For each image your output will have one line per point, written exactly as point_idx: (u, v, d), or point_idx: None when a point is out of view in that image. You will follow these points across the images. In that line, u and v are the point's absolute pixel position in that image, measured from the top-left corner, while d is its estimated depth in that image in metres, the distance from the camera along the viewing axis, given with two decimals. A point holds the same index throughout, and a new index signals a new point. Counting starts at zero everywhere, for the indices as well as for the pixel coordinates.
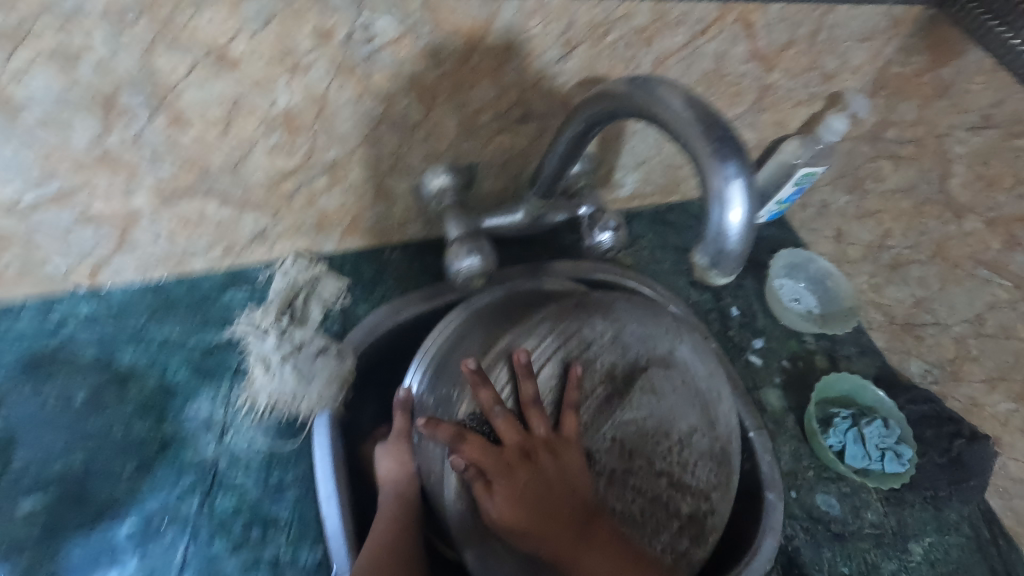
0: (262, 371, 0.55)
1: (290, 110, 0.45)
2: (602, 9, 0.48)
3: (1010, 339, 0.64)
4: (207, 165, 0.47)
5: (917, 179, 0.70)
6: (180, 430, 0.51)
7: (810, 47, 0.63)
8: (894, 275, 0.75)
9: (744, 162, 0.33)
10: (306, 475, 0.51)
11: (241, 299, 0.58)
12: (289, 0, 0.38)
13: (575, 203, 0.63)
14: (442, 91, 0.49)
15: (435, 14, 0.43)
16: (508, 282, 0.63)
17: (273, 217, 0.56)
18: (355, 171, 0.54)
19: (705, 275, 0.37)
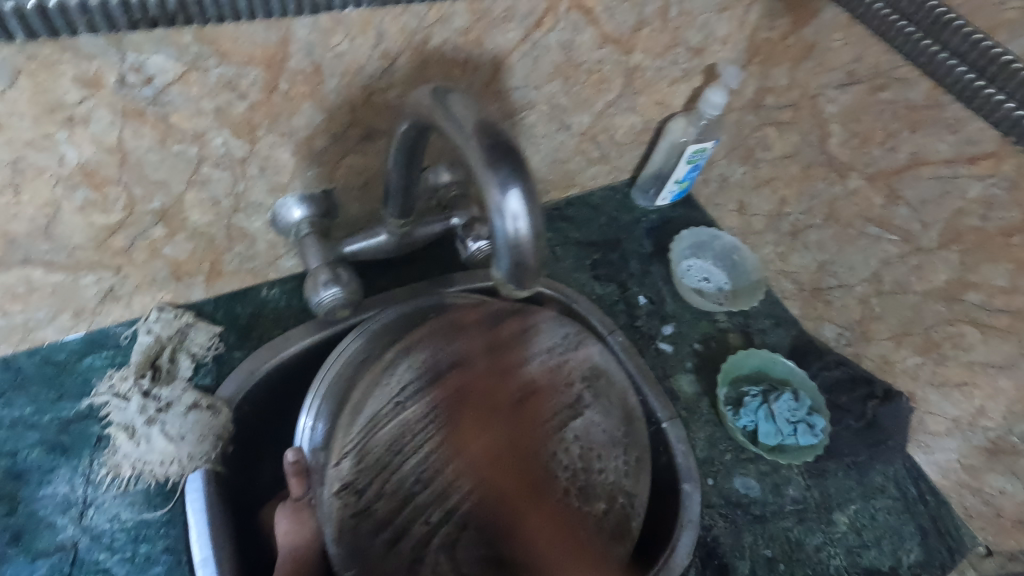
0: (125, 438, 0.51)
1: (84, 165, 0.42)
2: (411, 15, 0.45)
3: (907, 293, 0.63)
4: (12, 234, 0.44)
5: (801, 142, 0.69)
6: (35, 515, 0.48)
7: (663, 25, 0.62)
8: (796, 241, 0.74)
9: (517, 171, 0.32)
10: (176, 542, 0.49)
11: (101, 363, 0.55)
12: (33, 53, 0.35)
13: (447, 214, 0.60)
14: (259, 122, 0.46)
15: (217, 46, 0.40)
16: (400, 300, 0.61)
17: (117, 275, 0.52)
18: (193, 217, 0.51)
19: (511, 288, 0.36)
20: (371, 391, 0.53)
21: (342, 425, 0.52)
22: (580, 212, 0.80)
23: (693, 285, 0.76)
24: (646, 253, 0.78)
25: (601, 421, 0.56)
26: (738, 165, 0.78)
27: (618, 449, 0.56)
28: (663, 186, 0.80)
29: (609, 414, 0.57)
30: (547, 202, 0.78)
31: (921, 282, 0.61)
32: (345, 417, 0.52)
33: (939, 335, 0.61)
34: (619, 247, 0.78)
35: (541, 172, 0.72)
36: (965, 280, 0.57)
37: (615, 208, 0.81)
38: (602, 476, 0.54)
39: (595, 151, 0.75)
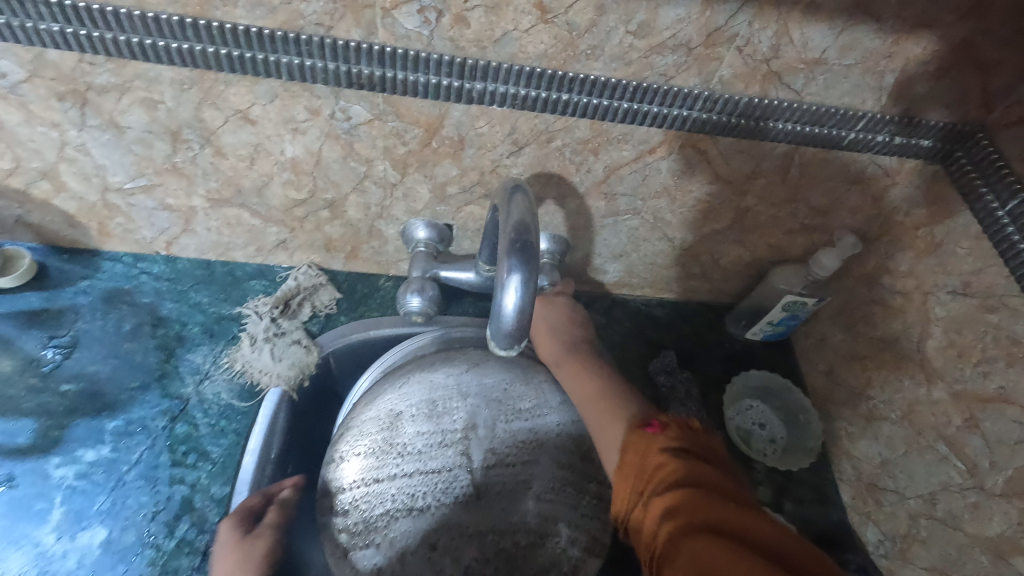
0: (248, 344, 0.70)
1: (295, 157, 0.61)
2: (541, 121, 0.57)
3: (958, 530, 0.57)
4: (241, 186, 0.65)
5: (901, 333, 0.66)
6: (176, 369, 0.68)
7: (782, 181, 0.66)
8: (868, 428, 0.70)
9: (525, 262, 0.41)
10: (245, 429, 0.65)
11: (258, 288, 0.76)
12: (287, 87, 0.54)
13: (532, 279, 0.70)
14: (412, 163, 0.62)
15: (396, 108, 0.56)
16: (464, 328, 0.74)
17: (290, 233, 0.72)
18: (351, 211, 0.69)
19: (491, 343, 0.44)
20: (385, 393, 0.64)
21: (363, 412, 0.64)
22: (666, 315, 0.85)
23: (745, 424, 0.76)
24: (713, 376, 0.80)
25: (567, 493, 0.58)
26: (839, 331, 0.76)
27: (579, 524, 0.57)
28: (756, 323, 0.82)
29: (584, 501, 0.58)
30: (640, 295, 0.85)
31: (974, 524, 0.56)
32: (366, 404, 0.64)
33: None
34: (687, 361, 0.81)
35: (637, 269, 0.80)
36: (1017, 541, 0.52)
37: (703, 325, 0.84)
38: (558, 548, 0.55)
39: (695, 268, 0.80)
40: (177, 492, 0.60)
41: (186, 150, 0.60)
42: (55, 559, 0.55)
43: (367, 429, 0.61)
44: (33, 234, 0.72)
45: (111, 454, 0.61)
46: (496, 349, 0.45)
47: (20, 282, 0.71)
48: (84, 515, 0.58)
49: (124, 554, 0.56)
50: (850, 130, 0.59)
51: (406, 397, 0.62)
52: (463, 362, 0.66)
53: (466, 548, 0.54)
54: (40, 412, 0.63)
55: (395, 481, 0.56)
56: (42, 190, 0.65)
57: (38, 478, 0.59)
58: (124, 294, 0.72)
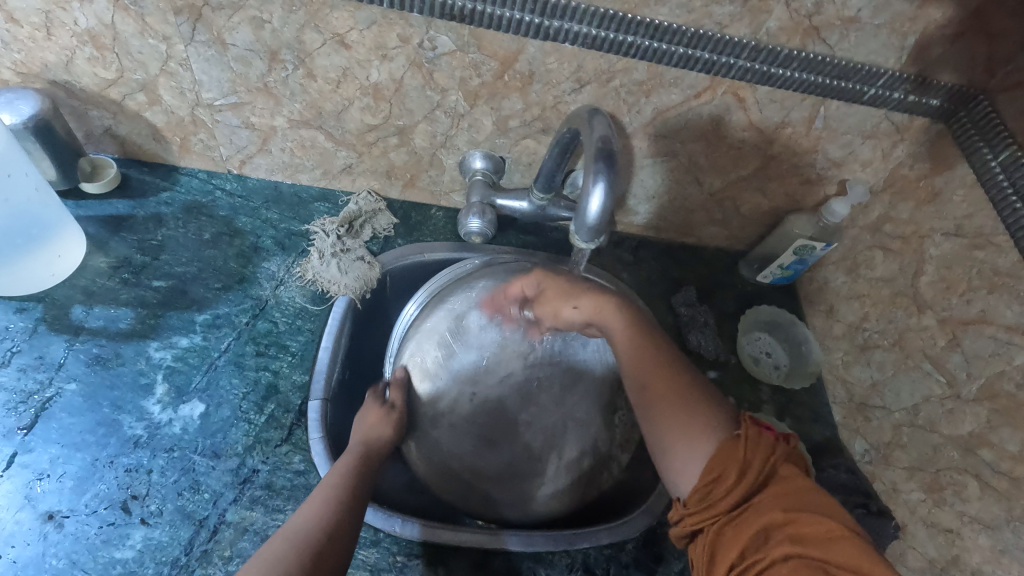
0: (316, 257, 0.77)
1: (378, 83, 0.68)
2: (605, 61, 0.64)
3: (934, 433, 0.68)
4: (322, 109, 0.71)
5: (898, 271, 0.76)
6: (254, 274, 0.75)
7: (806, 131, 0.74)
8: (861, 356, 0.80)
9: (610, 171, 0.48)
10: (317, 330, 0.73)
11: (323, 210, 0.83)
12: (386, 15, 0.60)
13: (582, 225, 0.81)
14: (482, 95, 0.69)
15: (480, 41, 0.63)
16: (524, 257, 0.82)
17: (358, 158, 0.79)
18: (417, 139, 0.76)
19: (573, 239, 0.52)
20: (451, 294, 0.76)
21: (432, 311, 0.75)
22: (686, 256, 0.93)
23: (753, 353, 0.86)
24: (726, 311, 0.89)
25: (582, 403, 0.72)
26: (841, 274, 0.85)
27: (584, 430, 0.71)
28: (767, 266, 0.91)
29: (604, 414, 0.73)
30: (664, 238, 0.94)
31: (949, 426, 0.66)
32: (435, 304, 0.76)
33: (945, 479, 0.66)
34: (705, 297, 0.90)
35: (665, 211, 0.88)
36: (984, 437, 0.62)
37: (719, 268, 0.93)
38: (559, 453, 0.70)
39: (718, 213, 0.88)
40: (263, 377, 0.68)
41: (280, 70, 0.66)
42: (162, 425, 0.63)
43: (436, 327, 0.74)
44: (117, 146, 0.77)
45: (203, 342, 0.69)
46: (574, 246, 0.53)
47: (106, 189, 0.77)
48: (184, 391, 0.65)
49: (221, 424, 0.64)
50: (872, 85, 0.67)
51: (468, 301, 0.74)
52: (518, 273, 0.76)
53: (486, 449, 0.71)
54: (138, 303, 0.69)
55: (457, 376, 0.72)
56: (137, 102, 0.71)
57: (140, 357, 0.66)
58: (201, 206, 0.79)
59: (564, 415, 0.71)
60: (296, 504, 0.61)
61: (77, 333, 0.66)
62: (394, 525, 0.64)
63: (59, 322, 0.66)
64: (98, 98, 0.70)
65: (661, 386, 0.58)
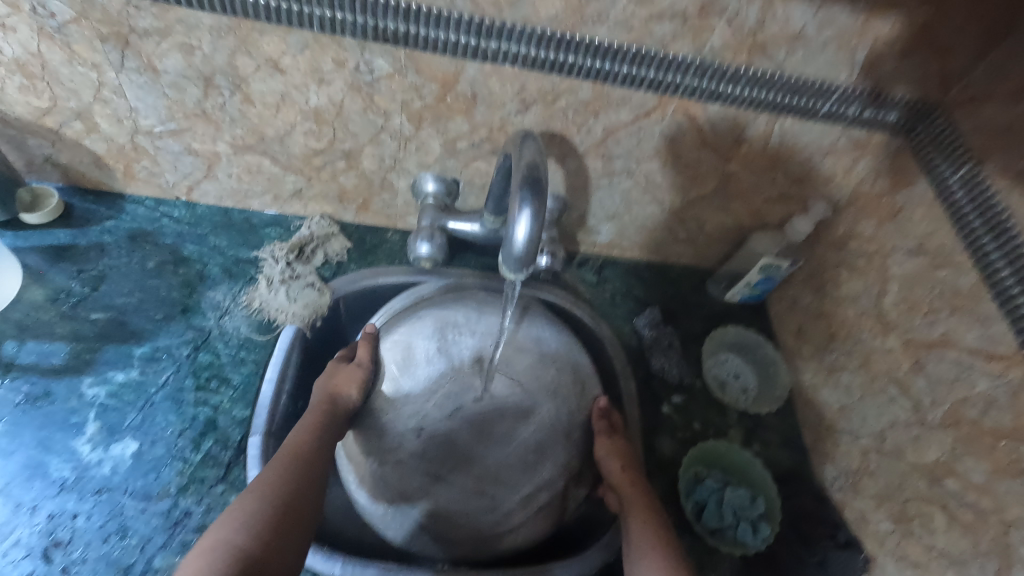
0: (264, 284, 0.75)
1: (318, 107, 0.66)
2: (548, 81, 0.63)
3: (902, 460, 0.65)
4: (264, 134, 0.70)
5: (862, 290, 0.73)
6: (198, 304, 0.73)
7: (763, 148, 0.72)
8: (830, 378, 0.77)
9: (535, 198, 0.46)
10: (261, 361, 0.70)
11: (274, 235, 0.81)
12: (318, 39, 0.59)
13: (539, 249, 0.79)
14: (426, 118, 0.67)
15: (417, 63, 0.61)
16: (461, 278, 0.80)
17: (307, 182, 0.77)
18: (365, 163, 0.74)
19: (501, 268, 0.50)
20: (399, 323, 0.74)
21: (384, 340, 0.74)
22: (652, 276, 0.91)
23: (720, 376, 0.83)
24: (693, 332, 0.87)
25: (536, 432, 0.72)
26: (809, 292, 0.83)
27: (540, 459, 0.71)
28: (734, 285, 0.88)
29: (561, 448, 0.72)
30: (629, 257, 0.91)
31: (915, 454, 0.63)
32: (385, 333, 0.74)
33: (913, 510, 0.63)
34: (671, 317, 0.87)
35: (627, 231, 0.86)
36: (950, 465, 0.59)
37: (686, 287, 0.91)
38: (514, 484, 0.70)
39: (682, 232, 0.86)
40: (201, 413, 0.66)
41: (217, 95, 0.65)
42: (90, 466, 0.60)
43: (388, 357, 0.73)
44: (60, 174, 0.76)
45: (139, 377, 0.66)
46: (503, 274, 0.51)
47: (48, 219, 0.75)
48: (117, 429, 0.63)
49: (154, 464, 0.62)
50: (826, 102, 0.65)
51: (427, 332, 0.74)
52: (466, 302, 0.77)
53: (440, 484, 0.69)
54: (73, 337, 0.67)
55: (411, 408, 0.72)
56: (74, 130, 0.69)
57: (72, 395, 0.64)
58: (147, 234, 0.77)
59: (518, 449, 0.72)
60: None
61: (7, 370, 0.64)
62: (335, 567, 0.60)
63: None
64: (33, 127, 0.68)
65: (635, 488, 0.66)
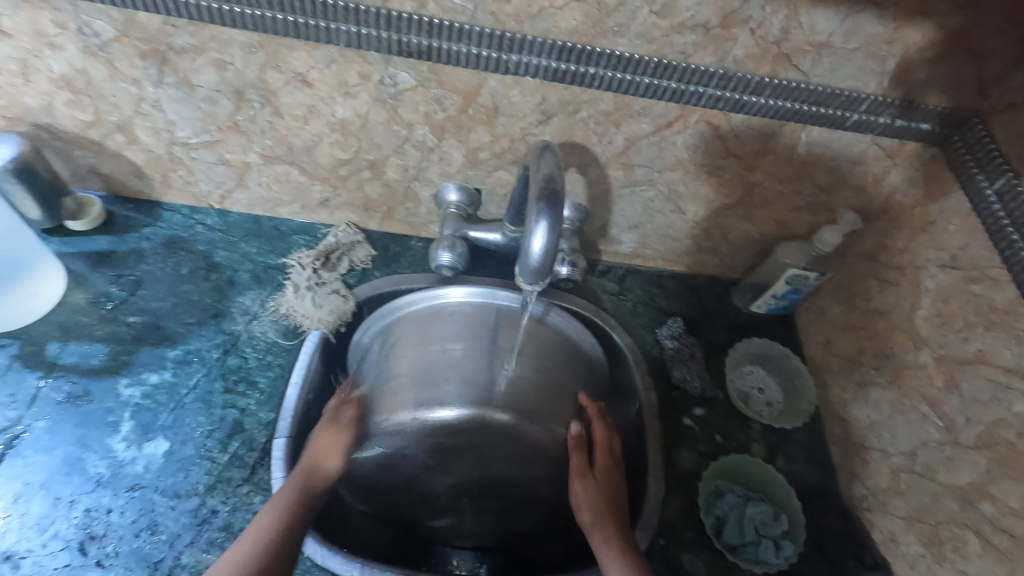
0: (291, 291, 0.77)
1: (344, 119, 0.68)
2: (569, 92, 0.63)
3: (933, 481, 0.63)
4: (293, 145, 0.72)
5: (893, 303, 0.71)
6: (228, 309, 0.75)
7: (789, 158, 0.71)
8: (859, 393, 0.75)
9: (551, 209, 0.47)
10: (287, 365, 0.72)
11: (301, 242, 0.83)
12: (344, 53, 0.60)
13: (558, 261, 0.77)
14: (448, 129, 0.68)
15: (440, 76, 0.62)
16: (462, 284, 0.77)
17: (333, 191, 0.79)
18: (390, 173, 0.75)
19: (519, 279, 0.50)
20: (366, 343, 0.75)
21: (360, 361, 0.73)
22: (676, 285, 0.90)
23: (744, 388, 0.82)
24: (716, 343, 0.85)
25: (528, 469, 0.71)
26: (837, 304, 0.81)
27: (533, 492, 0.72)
28: (760, 296, 0.87)
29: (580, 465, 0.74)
30: (652, 266, 0.91)
31: (948, 475, 0.61)
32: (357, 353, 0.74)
33: (945, 533, 0.61)
34: (694, 328, 0.86)
35: (650, 240, 0.86)
36: (984, 488, 0.57)
37: (710, 297, 0.90)
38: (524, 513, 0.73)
39: (706, 241, 0.85)
40: (229, 415, 0.68)
41: (248, 108, 0.67)
42: (125, 463, 0.63)
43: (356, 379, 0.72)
44: (102, 183, 0.79)
45: (172, 379, 0.69)
46: (521, 285, 0.51)
47: (91, 226, 0.78)
48: (150, 428, 0.65)
49: (184, 463, 0.64)
50: (853, 111, 0.63)
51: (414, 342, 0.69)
52: (426, 321, 0.71)
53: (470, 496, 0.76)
54: (111, 339, 0.70)
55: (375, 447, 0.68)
56: (116, 141, 0.72)
57: (109, 394, 0.67)
58: (181, 241, 0.80)
59: None
60: None
61: (50, 370, 0.67)
62: (353, 571, 0.60)
63: (35, 358, 0.68)
64: (79, 139, 0.72)
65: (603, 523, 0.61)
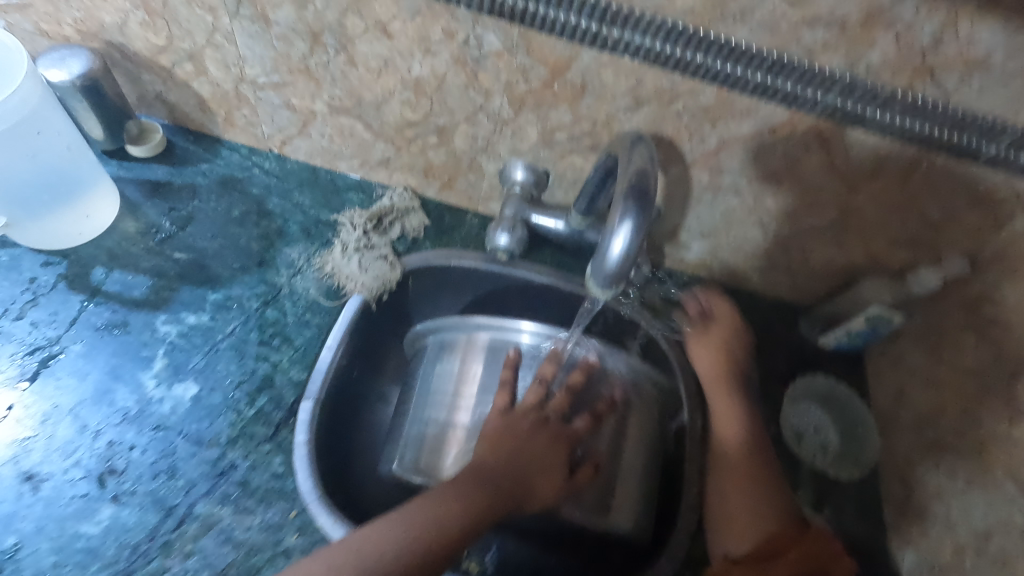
0: (339, 250, 0.75)
1: (419, 78, 0.63)
2: (668, 79, 0.57)
3: (1008, 569, 0.56)
4: (362, 98, 0.68)
5: (990, 364, 0.63)
6: (273, 259, 0.73)
7: (901, 186, 0.63)
8: (929, 455, 0.68)
9: (639, 211, 0.42)
10: (325, 326, 0.70)
11: (355, 200, 0.80)
12: (431, 6, 0.56)
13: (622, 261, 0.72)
14: (528, 103, 0.63)
15: (529, 44, 0.57)
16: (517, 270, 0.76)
17: (396, 152, 0.75)
18: (457, 141, 0.71)
19: (589, 281, 0.46)
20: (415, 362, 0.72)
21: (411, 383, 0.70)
22: (740, 303, 0.84)
23: (798, 426, 0.76)
24: (775, 373, 0.79)
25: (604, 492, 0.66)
26: (920, 353, 0.73)
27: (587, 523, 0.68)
28: (831, 329, 0.80)
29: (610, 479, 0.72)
30: (717, 279, 0.84)
31: None
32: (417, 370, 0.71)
33: None
34: (753, 352, 0.80)
35: (721, 251, 0.79)
36: None
37: (775, 322, 0.83)
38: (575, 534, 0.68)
39: (783, 262, 0.78)
40: (260, 368, 0.66)
41: (322, 53, 0.63)
42: (153, 401, 0.62)
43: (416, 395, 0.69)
44: (166, 112, 0.77)
45: (209, 322, 0.67)
46: (590, 289, 0.47)
47: (150, 153, 0.77)
48: (182, 369, 0.64)
49: (210, 411, 0.62)
50: (996, 144, 0.55)
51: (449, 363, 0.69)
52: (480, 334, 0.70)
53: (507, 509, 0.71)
54: (155, 272, 0.69)
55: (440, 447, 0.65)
56: (185, 71, 0.70)
57: (146, 328, 0.66)
58: (236, 182, 0.78)
59: None
60: (267, 508, 0.59)
61: (93, 295, 0.67)
62: None
63: (79, 282, 0.67)
64: (149, 63, 0.70)
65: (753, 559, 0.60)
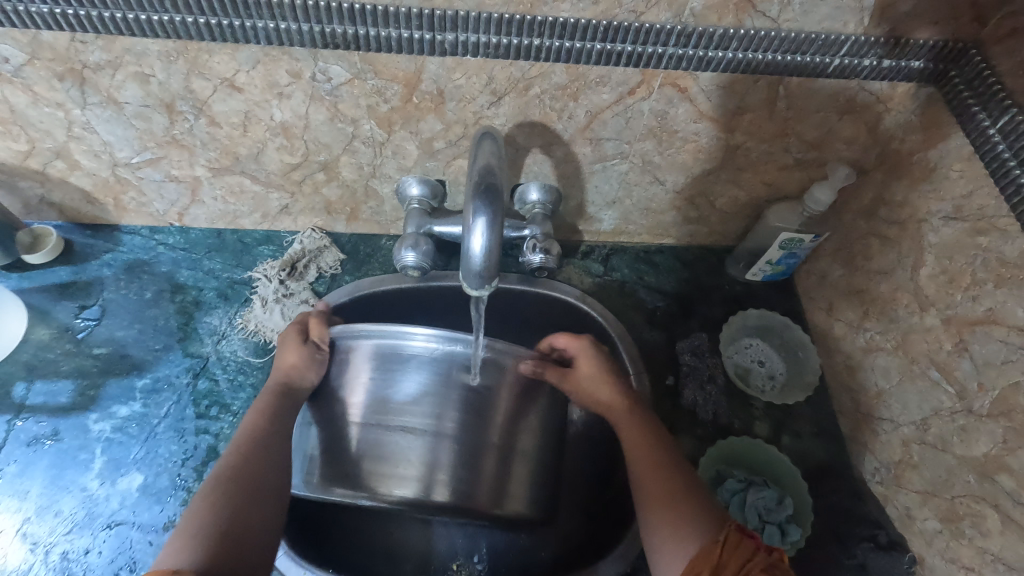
0: (259, 306, 0.75)
1: (285, 122, 0.64)
2: (516, 68, 0.58)
3: (946, 453, 0.58)
4: (238, 154, 0.68)
5: (895, 263, 0.65)
6: (195, 331, 0.73)
7: (770, 115, 0.64)
8: (864, 360, 0.70)
9: (488, 205, 0.43)
10: (259, 383, 0.70)
11: (267, 253, 0.79)
12: (267, 52, 0.56)
13: (530, 249, 0.67)
14: (396, 121, 0.64)
15: (374, 66, 0.58)
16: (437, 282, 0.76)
17: (291, 197, 0.75)
18: (345, 172, 0.71)
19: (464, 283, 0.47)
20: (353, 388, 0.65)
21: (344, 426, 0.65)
22: (665, 260, 0.85)
23: (742, 363, 0.77)
24: (711, 318, 0.80)
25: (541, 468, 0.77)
26: (837, 266, 0.75)
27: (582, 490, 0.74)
28: (755, 263, 0.81)
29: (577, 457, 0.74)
30: (638, 243, 0.86)
31: (962, 446, 0.56)
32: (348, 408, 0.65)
33: (962, 508, 0.56)
34: (688, 305, 0.81)
35: (631, 215, 0.80)
36: (1001, 460, 0.53)
37: (703, 270, 0.84)
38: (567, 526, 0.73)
39: (692, 211, 0.79)
40: (202, 441, 0.66)
41: (182, 121, 0.63)
42: (99, 501, 0.62)
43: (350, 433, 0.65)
44: (57, 213, 0.77)
45: (142, 409, 0.67)
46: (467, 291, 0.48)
47: (50, 257, 0.76)
48: (122, 462, 0.64)
49: (159, 496, 0.62)
50: (833, 56, 0.57)
51: (414, 407, 0.64)
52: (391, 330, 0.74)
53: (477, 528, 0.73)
54: (79, 373, 0.69)
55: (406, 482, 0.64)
56: (58, 169, 0.69)
57: (79, 431, 0.65)
58: (143, 264, 0.77)
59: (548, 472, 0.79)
60: None
61: (19, 412, 0.66)
62: None
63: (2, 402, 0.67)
64: (20, 170, 0.69)
65: (659, 497, 0.56)
